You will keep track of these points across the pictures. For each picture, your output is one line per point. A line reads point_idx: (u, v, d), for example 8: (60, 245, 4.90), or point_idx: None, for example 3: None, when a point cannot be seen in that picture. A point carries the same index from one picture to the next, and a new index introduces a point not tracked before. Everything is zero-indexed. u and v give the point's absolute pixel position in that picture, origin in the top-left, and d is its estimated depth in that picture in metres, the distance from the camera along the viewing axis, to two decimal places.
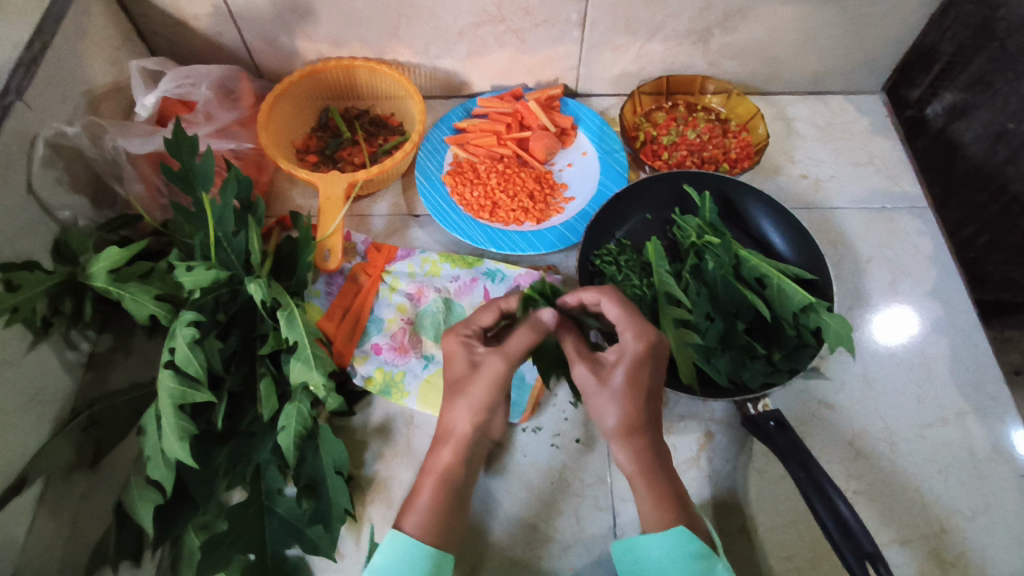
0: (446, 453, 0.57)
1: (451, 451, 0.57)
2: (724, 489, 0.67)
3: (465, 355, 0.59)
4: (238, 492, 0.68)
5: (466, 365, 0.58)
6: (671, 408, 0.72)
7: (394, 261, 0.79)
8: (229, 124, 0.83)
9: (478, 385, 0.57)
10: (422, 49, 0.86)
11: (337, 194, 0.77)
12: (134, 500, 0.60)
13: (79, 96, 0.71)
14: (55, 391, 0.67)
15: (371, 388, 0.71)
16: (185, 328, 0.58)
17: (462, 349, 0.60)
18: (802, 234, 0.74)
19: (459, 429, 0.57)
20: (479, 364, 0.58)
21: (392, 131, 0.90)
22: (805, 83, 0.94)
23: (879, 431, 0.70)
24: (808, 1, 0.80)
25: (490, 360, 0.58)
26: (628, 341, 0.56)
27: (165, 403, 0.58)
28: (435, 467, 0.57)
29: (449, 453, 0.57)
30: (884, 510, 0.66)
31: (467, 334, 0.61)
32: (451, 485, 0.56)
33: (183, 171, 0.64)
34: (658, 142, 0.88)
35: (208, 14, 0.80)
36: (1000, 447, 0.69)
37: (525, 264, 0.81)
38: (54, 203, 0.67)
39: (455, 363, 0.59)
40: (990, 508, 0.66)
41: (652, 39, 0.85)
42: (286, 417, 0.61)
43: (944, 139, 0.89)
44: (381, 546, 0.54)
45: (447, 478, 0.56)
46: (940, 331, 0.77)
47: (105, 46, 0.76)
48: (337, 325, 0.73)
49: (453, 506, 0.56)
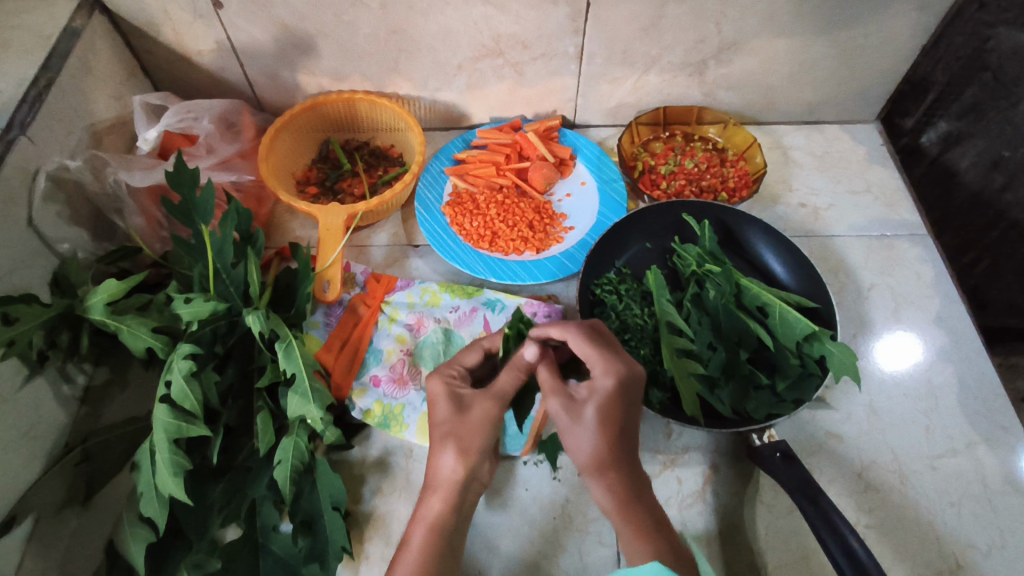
0: (436, 503, 0.56)
1: (440, 498, 0.55)
2: (732, 523, 0.66)
3: (450, 396, 0.58)
4: (232, 529, 0.66)
5: (453, 409, 0.57)
6: (674, 439, 0.70)
7: (394, 291, 0.79)
8: (230, 157, 0.83)
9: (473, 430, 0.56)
10: (422, 82, 0.87)
11: (337, 224, 0.78)
12: (125, 539, 0.58)
13: (82, 130, 0.72)
14: (48, 426, 0.66)
15: (369, 421, 0.70)
16: (182, 361, 0.57)
17: (446, 388, 0.59)
18: (801, 261, 0.74)
19: (447, 476, 0.55)
20: (470, 407, 0.57)
21: (392, 162, 0.91)
22: (801, 114, 0.95)
23: (888, 463, 0.69)
24: (800, 34, 0.81)
25: (482, 403, 0.57)
26: (598, 377, 0.56)
27: (161, 438, 0.57)
28: (425, 517, 0.55)
29: (438, 502, 0.55)
30: (898, 546, 0.65)
31: (451, 377, 0.60)
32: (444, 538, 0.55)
33: (183, 204, 0.64)
34: (656, 172, 0.89)
35: (211, 50, 0.81)
36: (1012, 478, 0.68)
37: (525, 294, 0.81)
38: (53, 236, 0.67)
39: (439, 405, 0.58)
40: (1006, 543, 0.64)
41: (649, 72, 0.86)
42: (282, 451, 0.60)
43: (940, 166, 0.89)
44: None
45: (438, 529, 0.55)
46: (945, 359, 0.76)
47: (108, 82, 0.77)
48: (335, 357, 0.73)
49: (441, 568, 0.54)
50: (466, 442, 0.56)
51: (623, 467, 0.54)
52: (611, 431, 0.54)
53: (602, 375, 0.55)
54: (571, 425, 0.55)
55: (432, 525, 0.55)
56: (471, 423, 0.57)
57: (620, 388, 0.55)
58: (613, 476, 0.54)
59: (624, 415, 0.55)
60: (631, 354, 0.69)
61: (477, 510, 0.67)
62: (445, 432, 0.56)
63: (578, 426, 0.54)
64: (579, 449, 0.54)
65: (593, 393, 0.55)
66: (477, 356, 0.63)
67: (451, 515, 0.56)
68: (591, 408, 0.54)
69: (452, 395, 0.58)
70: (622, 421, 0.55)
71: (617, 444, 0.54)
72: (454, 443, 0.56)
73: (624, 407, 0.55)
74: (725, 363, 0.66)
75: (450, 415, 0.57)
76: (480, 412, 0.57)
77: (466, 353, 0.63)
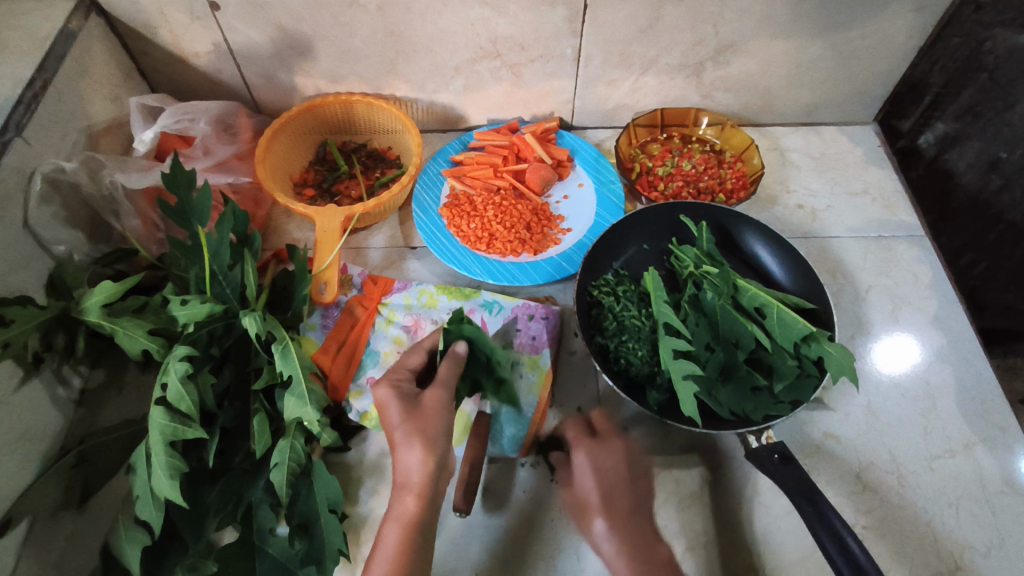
0: (409, 502, 0.57)
1: (414, 499, 0.57)
2: (730, 525, 0.66)
3: (399, 394, 0.60)
4: (229, 532, 0.66)
5: (407, 407, 0.59)
6: (672, 441, 0.70)
7: (391, 292, 0.79)
8: (227, 158, 0.83)
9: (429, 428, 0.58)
10: (419, 84, 0.87)
11: (334, 226, 0.78)
12: (120, 542, 0.58)
13: (78, 132, 0.72)
14: (44, 428, 0.66)
15: (366, 423, 0.70)
16: (178, 363, 0.57)
17: (396, 388, 0.61)
18: (799, 263, 0.74)
19: (413, 473, 0.57)
20: (422, 402, 0.60)
21: (390, 164, 0.91)
22: (798, 115, 0.95)
23: (886, 464, 0.69)
24: (798, 35, 0.81)
25: (432, 397, 0.60)
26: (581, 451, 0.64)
27: (156, 441, 0.56)
28: (399, 516, 0.56)
29: (411, 500, 0.57)
30: (896, 547, 0.65)
31: (398, 379, 0.62)
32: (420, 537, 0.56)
33: (180, 206, 0.64)
34: (654, 173, 0.89)
35: (208, 51, 0.81)
36: (1011, 478, 0.68)
37: (523, 296, 0.81)
38: (49, 238, 0.67)
39: (390, 406, 0.60)
40: (1005, 544, 0.64)
41: (646, 73, 0.86)
42: (279, 453, 0.60)
43: (938, 168, 0.89)
44: None
45: (414, 529, 0.56)
46: (943, 360, 0.76)
47: (105, 83, 0.77)
48: (332, 359, 0.73)
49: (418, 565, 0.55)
50: (427, 440, 0.58)
51: (630, 529, 0.60)
52: (608, 499, 0.61)
53: (580, 454, 0.64)
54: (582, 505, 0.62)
55: (409, 524, 0.56)
56: (425, 420, 0.59)
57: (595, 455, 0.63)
58: (624, 539, 0.59)
59: (612, 480, 0.62)
60: (628, 356, 0.68)
61: (474, 512, 0.67)
62: (401, 433, 0.58)
63: (584, 504, 0.62)
64: (590, 519, 0.61)
65: (584, 473, 0.63)
66: (421, 356, 0.65)
67: (425, 512, 0.57)
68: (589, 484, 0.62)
69: (401, 395, 0.60)
70: (620, 489, 0.62)
71: (623, 511, 0.61)
72: (415, 442, 0.58)
73: (619, 475, 0.63)
74: (723, 364, 0.66)
75: (404, 414, 0.59)
76: (430, 410, 0.59)
77: (409, 355, 0.65)
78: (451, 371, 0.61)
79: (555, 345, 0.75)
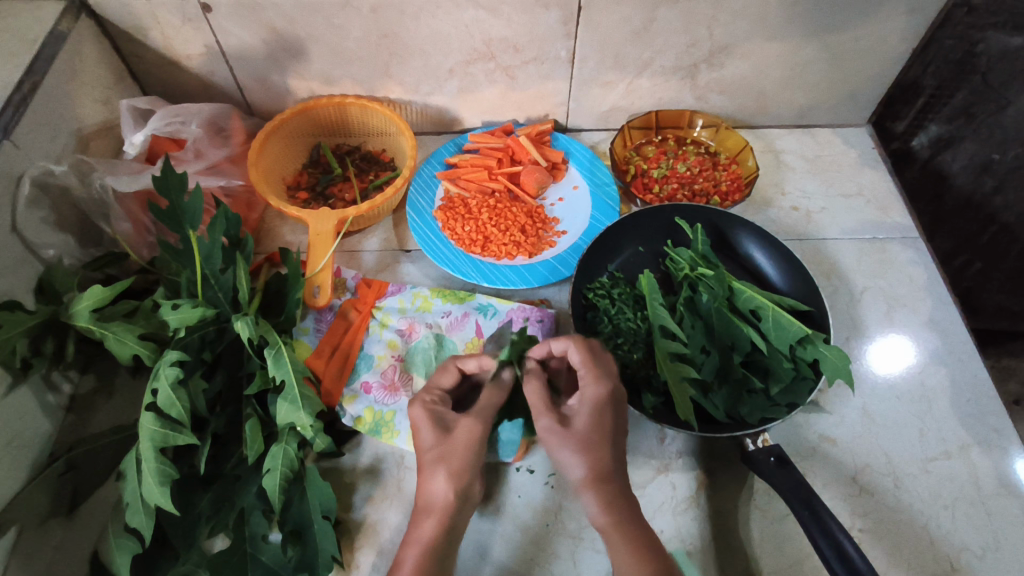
0: (430, 525, 0.54)
1: (435, 522, 0.54)
2: (725, 528, 0.65)
3: (431, 418, 0.59)
4: (220, 539, 0.65)
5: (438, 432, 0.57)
6: (667, 444, 0.70)
7: (385, 296, 0.78)
8: (220, 161, 0.83)
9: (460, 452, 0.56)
10: (413, 86, 0.87)
11: (327, 229, 0.77)
12: (110, 549, 0.57)
13: (68, 135, 0.71)
14: (33, 435, 0.65)
15: (360, 428, 0.69)
16: (169, 368, 0.56)
17: (430, 410, 0.59)
18: (794, 265, 0.74)
19: (440, 498, 0.55)
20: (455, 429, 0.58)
21: (383, 167, 0.90)
22: (793, 117, 0.95)
23: (882, 466, 0.69)
24: (791, 37, 0.81)
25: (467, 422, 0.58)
26: (589, 386, 0.58)
27: (147, 447, 0.56)
28: (419, 539, 0.54)
29: (433, 522, 0.54)
30: (892, 549, 0.64)
31: (431, 400, 0.60)
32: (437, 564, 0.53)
33: (171, 209, 0.63)
34: (649, 176, 0.88)
35: (200, 53, 0.81)
36: (1005, 480, 0.68)
37: (518, 299, 0.80)
38: (39, 242, 0.66)
39: (422, 428, 0.58)
40: (1000, 546, 0.64)
41: (641, 75, 0.86)
42: (272, 459, 0.59)
43: (932, 169, 0.89)
44: None
45: (434, 552, 0.53)
46: (938, 361, 0.76)
47: (96, 86, 0.76)
48: (325, 363, 0.72)
49: None
50: (454, 463, 0.56)
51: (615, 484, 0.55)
52: (599, 440, 0.56)
53: (592, 388, 0.57)
54: (566, 440, 0.56)
55: (428, 546, 0.53)
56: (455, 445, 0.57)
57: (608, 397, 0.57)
58: (608, 489, 0.54)
59: (609, 421, 0.57)
60: (624, 358, 0.68)
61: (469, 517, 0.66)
62: (427, 457, 0.57)
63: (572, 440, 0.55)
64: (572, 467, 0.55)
65: (582, 406, 0.57)
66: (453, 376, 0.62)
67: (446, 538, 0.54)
68: (583, 418, 0.56)
69: (435, 419, 0.59)
70: (612, 431, 0.57)
71: (609, 455, 0.55)
72: (443, 465, 0.56)
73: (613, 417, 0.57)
74: (718, 367, 0.65)
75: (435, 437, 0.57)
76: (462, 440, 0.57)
77: (441, 374, 0.63)
78: (534, 391, 0.59)
79: None
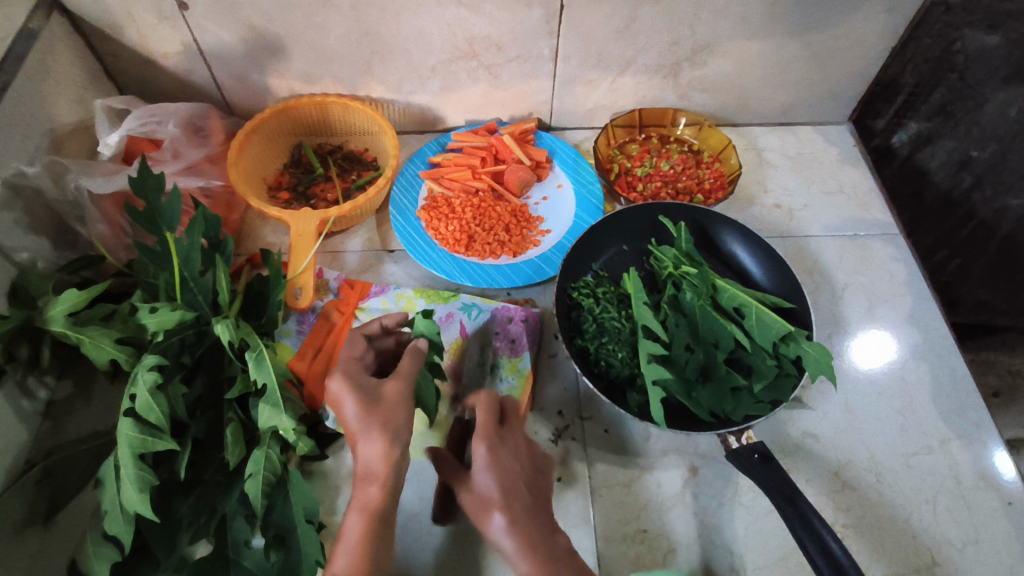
0: (374, 491, 0.56)
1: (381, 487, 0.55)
2: (711, 525, 0.66)
3: (358, 387, 0.59)
4: (202, 545, 0.64)
5: (365, 398, 0.58)
6: (652, 442, 0.70)
7: (368, 297, 0.77)
8: (198, 161, 0.81)
9: (390, 410, 0.58)
10: (395, 85, 0.86)
11: (309, 230, 0.76)
12: (88, 559, 0.56)
13: (41, 135, 0.70)
14: (7, 443, 0.63)
15: (342, 431, 0.68)
16: (147, 373, 0.55)
17: (354, 383, 0.59)
18: (777, 262, 0.74)
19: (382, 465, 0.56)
20: (381, 392, 0.59)
21: (366, 166, 0.89)
22: (775, 115, 0.96)
23: (865, 462, 0.69)
24: (773, 35, 0.82)
25: (392, 385, 0.59)
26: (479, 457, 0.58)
27: (125, 453, 0.54)
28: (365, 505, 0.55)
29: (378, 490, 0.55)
30: (875, 544, 0.65)
31: (353, 372, 0.60)
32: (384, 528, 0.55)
33: (148, 210, 0.62)
34: (632, 174, 0.88)
35: (177, 52, 0.79)
36: (985, 472, 0.69)
37: (502, 299, 0.80)
38: (11, 245, 0.65)
39: (351, 401, 0.58)
40: (980, 539, 0.65)
41: (623, 74, 0.86)
42: (253, 464, 0.58)
43: (911, 167, 0.90)
44: None
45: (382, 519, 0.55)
46: (918, 357, 0.76)
47: (70, 85, 0.75)
48: (308, 365, 0.71)
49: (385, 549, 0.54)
50: (388, 423, 0.57)
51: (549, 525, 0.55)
52: (511, 491, 0.57)
53: (479, 447, 0.58)
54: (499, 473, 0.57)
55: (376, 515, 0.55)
56: (386, 405, 0.58)
57: (496, 440, 0.59)
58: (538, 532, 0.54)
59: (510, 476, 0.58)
60: (608, 358, 0.68)
61: (455, 522, 0.66)
62: (359, 424, 0.57)
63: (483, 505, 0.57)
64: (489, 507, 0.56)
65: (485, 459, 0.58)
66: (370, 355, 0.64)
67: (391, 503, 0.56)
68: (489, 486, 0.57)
69: (359, 388, 0.59)
70: (523, 484, 0.58)
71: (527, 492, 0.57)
72: (376, 432, 0.56)
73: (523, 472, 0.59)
74: (702, 365, 0.66)
75: (363, 405, 0.58)
76: (391, 400, 0.58)
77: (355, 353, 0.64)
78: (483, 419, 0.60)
79: (535, 349, 0.75)
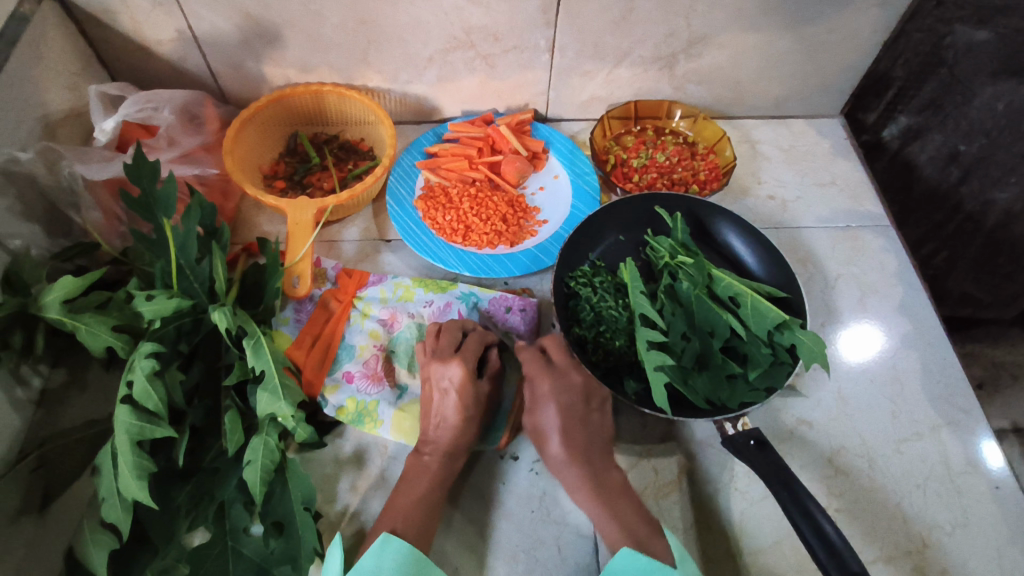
0: (433, 461, 0.63)
1: (435, 459, 0.64)
2: (706, 510, 0.67)
3: (468, 387, 0.65)
4: (200, 533, 0.64)
5: (467, 398, 0.65)
6: (650, 429, 0.71)
7: (366, 286, 0.77)
8: (194, 149, 0.81)
9: (475, 410, 0.65)
10: (392, 75, 0.86)
11: (306, 219, 0.76)
12: (87, 546, 0.56)
13: (33, 121, 0.69)
14: (2, 431, 0.63)
15: (342, 418, 0.68)
16: (145, 360, 0.55)
17: (466, 382, 0.65)
18: (771, 252, 0.75)
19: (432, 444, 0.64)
20: (479, 393, 0.66)
21: (362, 156, 0.89)
22: (768, 108, 0.97)
23: (858, 448, 0.71)
24: (767, 28, 0.82)
25: (483, 386, 0.67)
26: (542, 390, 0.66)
27: (123, 440, 0.54)
28: (422, 475, 0.63)
29: (433, 460, 0.64)
30: (867, 528, 0.66)
31: (468, 367, 0.65)
32: (428, 499, 0.62)
33: (144, 198, 0.62)
34: (628, 165, 0.89)
35: (171, 39, 0.79)
36: (973, 459, 0.70)
37: (500, 288, 0.80)
38: (5, 232, 0.64)
39: (448, 402, 0.65)
40: (968, 522, 0.66)
41: (619, 65, 0.86)
42: (252, 451, 0.58)
43: (900, 160, 0.93)
44: (372, 550, 0.56)
45: (418, 500, 0.61)
46: (909, 346, 0.78)
47: (62, 71, 0.74)
48: (306, 353, 0.71)
49: (427, 516, 0.61)
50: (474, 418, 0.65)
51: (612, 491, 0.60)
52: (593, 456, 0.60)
53: (544, 388, 0.66)
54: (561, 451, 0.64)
55: (415, 499, 0.61)
56: (479, 401, 0.66)
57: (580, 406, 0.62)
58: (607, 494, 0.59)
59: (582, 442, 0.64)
60: (607, 346, 0.68)
61: (455, 509, 0.66)
62: (458, 421, 0.64)
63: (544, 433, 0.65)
64: None
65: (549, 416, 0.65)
66: (462, 365, 0.65)
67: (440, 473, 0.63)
68: (548, 416, 0.65)
69: (470, 386, 0.65)
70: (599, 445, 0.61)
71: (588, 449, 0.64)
72: (470, 428, 0.65)
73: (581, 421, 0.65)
74: (698, 353, 0.66)
75: (464, 406, 0.64)
76: (481, 400, 0.66)
77: (448, 363, 0.65)
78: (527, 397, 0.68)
79: (532, 337, 0.76)
